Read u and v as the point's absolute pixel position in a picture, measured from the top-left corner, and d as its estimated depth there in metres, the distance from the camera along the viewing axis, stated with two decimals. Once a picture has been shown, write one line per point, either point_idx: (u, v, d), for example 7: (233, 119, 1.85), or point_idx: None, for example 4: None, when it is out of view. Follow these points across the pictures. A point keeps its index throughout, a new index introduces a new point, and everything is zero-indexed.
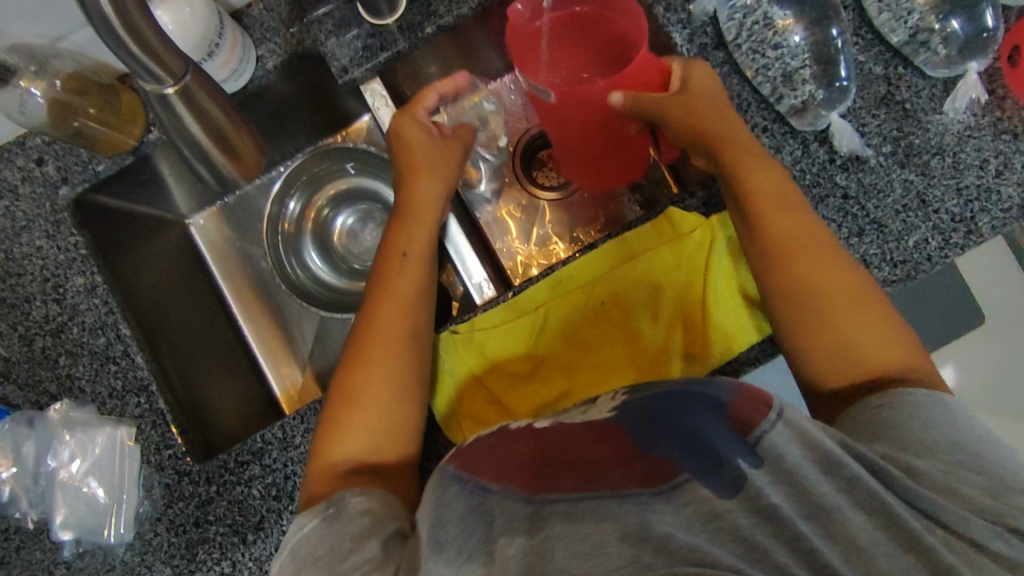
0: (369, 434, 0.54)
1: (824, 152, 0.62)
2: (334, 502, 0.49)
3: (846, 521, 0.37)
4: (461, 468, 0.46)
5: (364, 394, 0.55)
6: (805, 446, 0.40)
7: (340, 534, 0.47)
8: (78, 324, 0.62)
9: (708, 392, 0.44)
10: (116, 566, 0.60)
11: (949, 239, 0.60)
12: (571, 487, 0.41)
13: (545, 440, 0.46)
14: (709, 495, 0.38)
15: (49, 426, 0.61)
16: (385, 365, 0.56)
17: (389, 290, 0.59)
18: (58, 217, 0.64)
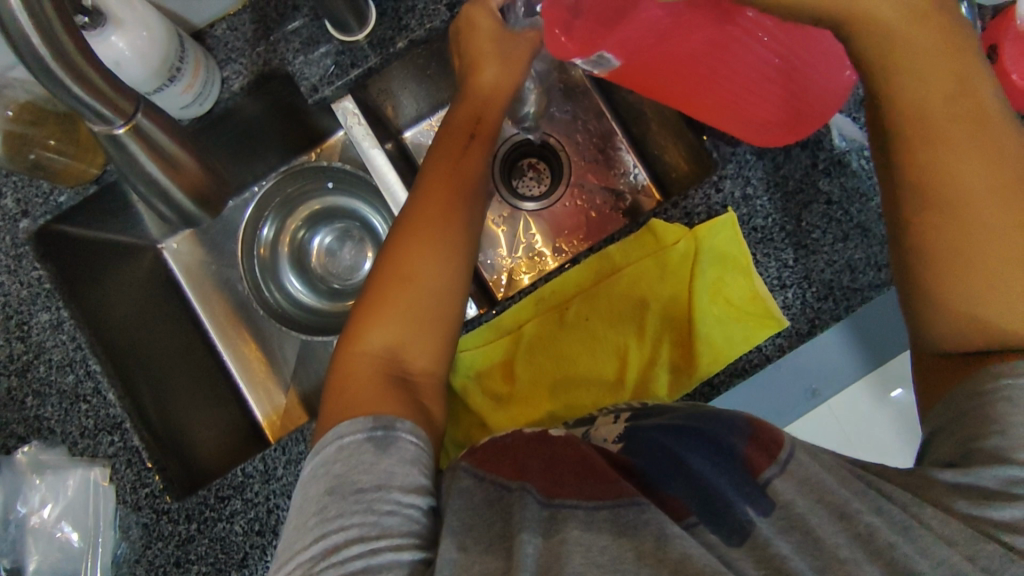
0: (418, 323, 0.51)
1: (806, 156, 0.60)
2: (387, 425, 0.45)
3: (857, 567, 0.36)
4: (476, 464, 0.44)
5: (423, 272, 0.52)
6: (801, 485, 0.39)
7: (384, 469, 0.43)
8: (45, 363, 0.60)
9: (711, 426, 0.43)
10: None
11: None
12: (588, 495, 0.41)
13: (559, 447, 0.45)
14: (715, 542, 0.38)
15: (15, 471, 0.58)
16: (446, 249, 0.53)
17: (445, 177, 0.56)
18: (20, 251, 0.61)
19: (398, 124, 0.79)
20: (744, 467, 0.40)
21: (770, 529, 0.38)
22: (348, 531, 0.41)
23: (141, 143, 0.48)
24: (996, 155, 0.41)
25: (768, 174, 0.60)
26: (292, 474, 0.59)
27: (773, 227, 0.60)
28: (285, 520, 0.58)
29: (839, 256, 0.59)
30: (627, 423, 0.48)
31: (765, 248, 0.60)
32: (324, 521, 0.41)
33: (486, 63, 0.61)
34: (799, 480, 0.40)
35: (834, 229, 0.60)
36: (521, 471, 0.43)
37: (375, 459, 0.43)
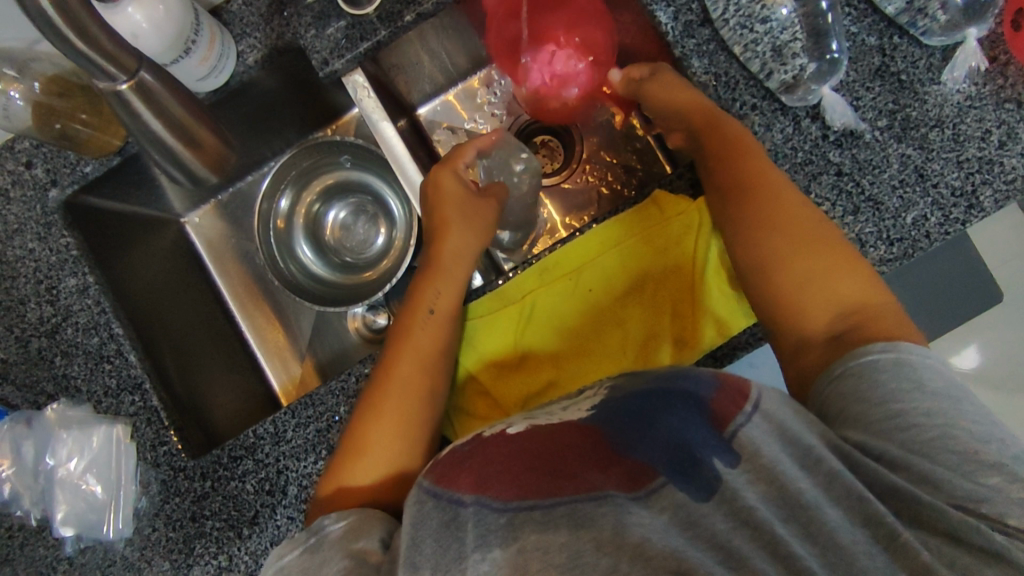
0: (378, 470, 0.53)
1: (816, 128, 0.60)
2: (315, 531, 0.49)
3: (821, 511, 0.37)
4: (434, 482, 0.45)
5: (374, 445, 0.54)
6: (777, 434, 0.40)
7: (318, 559, 0.46)
8: (72, 325, 0.63)
9: (683, 384, 0.43)
10: (116, 561, 0.61)
11: (950, 215, 0.59)
12: (547, 493, 0.41)
13: (521, 444, 0.45)
14: (685, 500, 0.38)
15: (47, 425, 0.62)
16: (399, 411, 0.55)
17: (388, 406, 0.55)
18: (50, 219, 0.64)
19: (411, 101, 0.81)
20: (710, 421, 0.40)
21: (740, 480, 0.38)
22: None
23: (141, 98, 0.51)
24: (805, 221, 0.53)
25: (776, 146, 0.61)
26: (301, 437, 0.61)
27: None
28: (293, 481, 0.60)
29: (848, 230, 0.59)
30: (607, 392, 0.49)
31: None
32: None
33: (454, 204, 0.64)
34: (772, 426, 0.40)
35: (844, 202, 0.59)
36: (480, 482, 0.43)
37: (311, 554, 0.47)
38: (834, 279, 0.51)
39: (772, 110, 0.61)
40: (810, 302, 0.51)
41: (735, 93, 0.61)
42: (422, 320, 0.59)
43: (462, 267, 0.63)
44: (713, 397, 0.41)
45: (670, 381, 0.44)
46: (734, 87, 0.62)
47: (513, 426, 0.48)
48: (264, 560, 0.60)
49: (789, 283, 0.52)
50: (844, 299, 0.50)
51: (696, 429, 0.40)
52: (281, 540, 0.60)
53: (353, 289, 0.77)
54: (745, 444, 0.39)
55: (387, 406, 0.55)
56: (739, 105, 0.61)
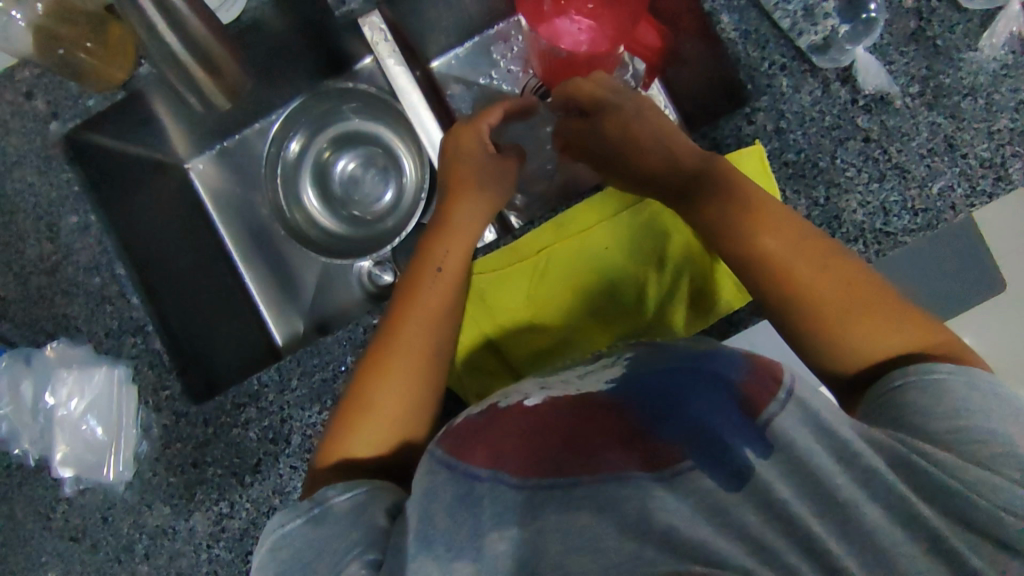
0: (383, 432, 0.53)
1: (846, 93, 0.58)
2: (317, 502, 0.47)
3: (858, 509, 0.38)
4: (447, 454, 0.45)
5: (380, 403, 0.53)
6: (812, 428, 0.40)
7: (326, 536, 0.45)
8: (73, 264, 0.61)
9: (712, 366, 0.44)
10: (116, 504, 0.61)
11: (977, 186, 0.57)
12: (565, 473, 0.42)
13: (537, 418, 0.46)
14: (713, 489, 0.39)
15: (47, 364, 0.61)
16: (406, 371, 0.54)
17: (393, 369, 0.54)
18: (51, 153, 0.62)
19: (425, 52, 0.78)
20: (744, 410, 0.41)
21: (773, 472, 0.39)
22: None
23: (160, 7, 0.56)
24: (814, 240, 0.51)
25: (804, 109, 0.58)
26: (305, 386, 0.60)
27: (805, 162, 0.58)
28: (297, 430, 0.60)
29: (872, 198, 0.58)
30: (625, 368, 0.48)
31: (796, 184, 0.59)
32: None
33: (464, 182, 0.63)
34: (806, 413, 0.40)
35: (871, 168, 0.58)
36: (495, 457, 0.44)
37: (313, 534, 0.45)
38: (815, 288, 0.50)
39: (802, 71, 0.58)
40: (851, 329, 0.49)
41: (764, 52, 0.58)
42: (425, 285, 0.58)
43: (476, 229, 0.61)
44: (744, 379, 0.43)
45: (697, 358, 0.46)
46: (765, 46, 0.58)
47: (530, 397, 0.48)
48: (266, 508, 0.59)
49: (831, 314, 0.49)
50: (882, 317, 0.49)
51: (728, 415, 0.41)
52: (284, 488, 0.59)
53: (361, 242, 0.76)
54: (781, 436, 0.39)
55: (392, 371, 0.54)
56: (767, 64, 0.58)
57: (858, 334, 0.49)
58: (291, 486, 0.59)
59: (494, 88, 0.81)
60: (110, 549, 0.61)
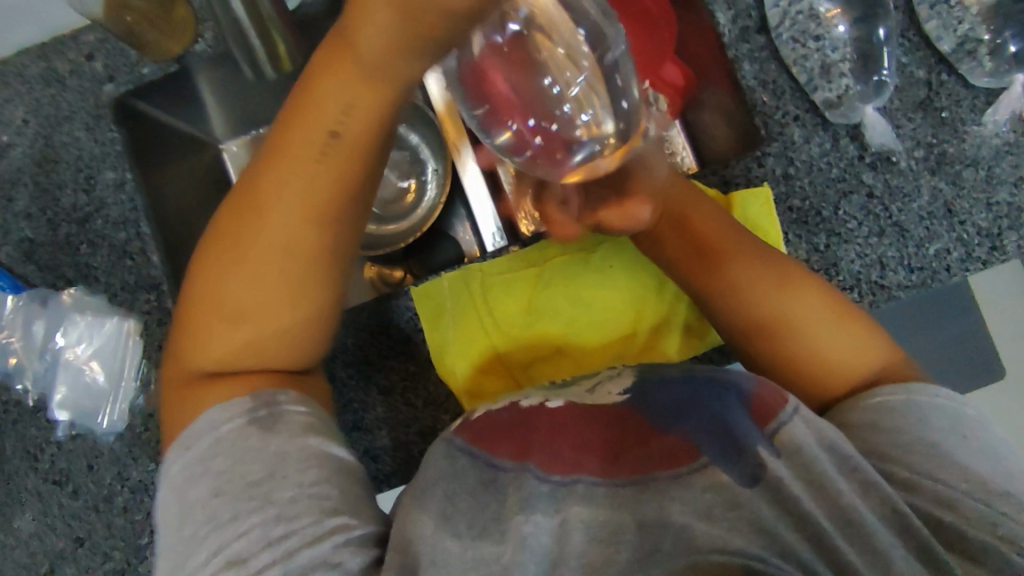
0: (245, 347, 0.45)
1: (854, 149, 0.61)
2: (268, 404, 0.44)
3: (874, 530, 0.37)
4: (469, 441, 0.45)
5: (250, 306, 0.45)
6: (819, 439, 0.41)
7: (276, 445, 0.42)
8: (103, 217, 0.64)
9: (727, 378, 0.46)
10: (104, 454, 0.62)
11: (972, 253, 0.60)
12: (591, 471, 0.41)
13: (562, 420, 0.45)
14: (729, 483, 0.39)
15: (62, 307, 0.63)
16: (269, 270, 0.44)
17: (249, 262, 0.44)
18: (100, 112, 0.66)
19: None
20: (754, 417, 0.42)
21: (784, 472, 0.39)
22: (259, 523, 0.40)
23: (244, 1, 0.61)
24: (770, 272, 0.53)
25: (812, 159, 0.61)
26: None
27: (809, 210, 0.61)
28: None
29: (870, 251, 0.60)
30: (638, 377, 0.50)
31: (798, 229, 0.61)
32: (220, 525, 0.40)
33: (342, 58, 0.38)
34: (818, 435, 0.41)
35: (871, 223, 0.61)
36: (521, 450, 0.43)
37: (264, 443, 0.42)
38: (795, 308, 0.51)
39: (814, 124, 0.62)
40: (810, 327, 0.50)
41: (781, 103, 0.62)
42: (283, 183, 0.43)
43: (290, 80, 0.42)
44: (756, 390, 0.44)
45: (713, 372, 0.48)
46: (780, 97, 0.62)
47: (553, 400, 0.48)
48: None
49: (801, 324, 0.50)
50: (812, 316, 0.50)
51: (740, 418, 0.42)
52: None
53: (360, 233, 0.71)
54: (787, 442, 0.41)
55: (223, 294, 0.45)
56: (782, 114, 0.62)
57: (808, 328, 0.50)
58: None
59: None
60: (90, 498, 0.62)
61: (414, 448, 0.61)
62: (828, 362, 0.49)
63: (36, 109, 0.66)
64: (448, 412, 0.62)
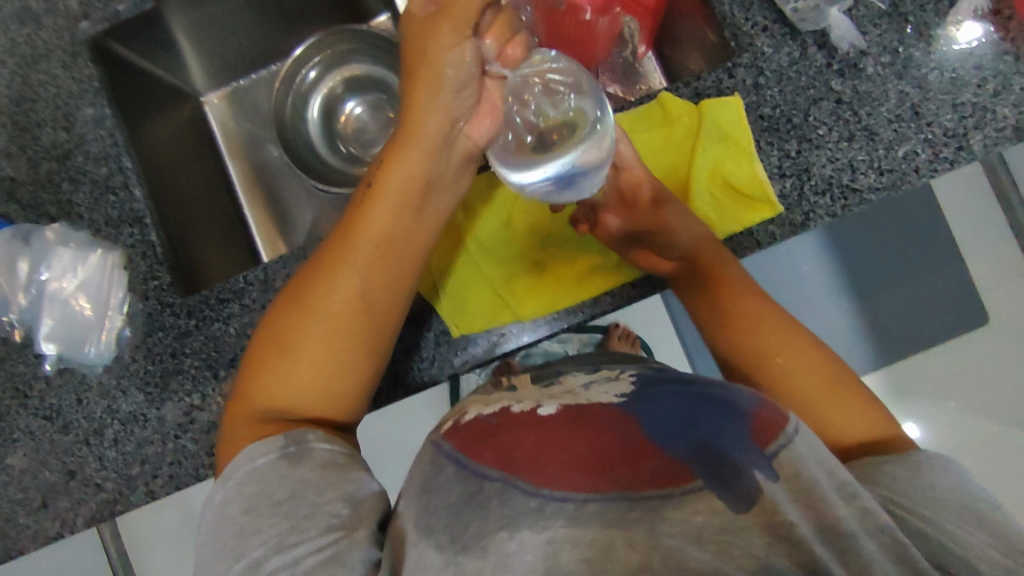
0: (299, 386, 0.53)
1: (821, 56, 0.62)
2: (298, 441, 0.50)
3: (858, 541, 0.39)
4: (457, 449, 0.47)
5: (302, 342, 0.54)
6: (816, 460, 0.43)
7: (300, 476, 0.48)
8: (83, 152, 0.65)
9: (726, 395, 0.48)
10: (93, 387, 0.63)
11: (940, 153, 0.61)
12: (578, 488, 0.40)
13: (551, 427, 0.45)
14: (723, 508, 0.39)
15: (45, 242, 0.65)
16: (326, 308, 0.54)
17: (314, 306, 0.54)
18: (76, 50, 0.66)
19: (439, 13, 0.88)
20: (755, 434, 0.43)
21: (783, 495, 0.40)
22: (275, 534, 0.46)
23: None
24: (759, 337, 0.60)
25: (782, 68, 0.62)
26: None
27: (780, 117, 0.62)
28: None
29: (841, 155, 0.61)
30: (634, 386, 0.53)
31: (770, 136, 0.62)
32: (245, 536, 0.46)
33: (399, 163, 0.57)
34: (813, 454, 0.44)
35: (841, 128, 0.62)
36: (508, 461, 0.44)
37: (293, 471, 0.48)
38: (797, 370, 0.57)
39: (782, 34, 0.63)
40: (814, 386, 0.56)
41: (748, 13, 0.63)
42: (372, 217, 0.56)
43: (420, 149, 0.56)
44: (756, 410, 0.46)
45: (715, 386, 0.50)
46: (749, 8, 0.63)
47: (544, 406, 0.49)
48: None
49: (808, 383, 0.56)
50: (817, 378, 0.57)
51: (742, 436, 0.43)
52: None
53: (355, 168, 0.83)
54: (787, 465, 0.41)
55: (288, 340, 0.54)
56: (750, 25, 0.63)
57: (826, 399, 0.55)
58: None
59: None
60: (80, 432, 0.63)
61: (398, 368, 0.61)
62: (833, 412, 0.55)
63: (12, 49, 0.66)
64: (431, 329, 0.62)
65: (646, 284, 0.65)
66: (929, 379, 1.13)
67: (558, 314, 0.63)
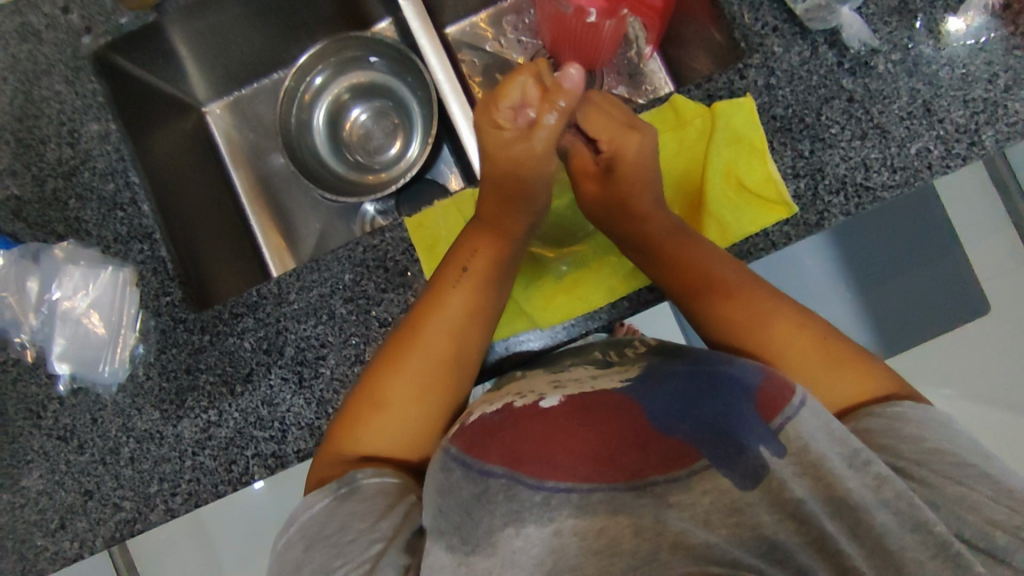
0: (384, 437, 0.55)
1: (832, 55, 0.62)
2: (349, 481, 0.51)
3: (869, 513, 0.41)
4: (464, 449, 0.48)
5: (392, 397, 0.56)
6: (827, 431, 0.43)
7: (346, 513, 0.49)
8: (89, 169, 0.64)
9: (728, 369, 0.48)
10: (107, 406, 0.62)
11: (952, 149, 0.61)
12: (581, 477, 0.45)
13: (556, 420, 0.48)
14: (729, 489, 0.43)
15: (54, 260, 0.63)
16: (417, 369, 0.57)
17: (406, 367, 0.56)
18: (79, 64, 0.65)
19: (441, 16, 0.87)
20: (759, 412, 0.44)
21: (788, 471, 0.42)
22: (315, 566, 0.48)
23: None
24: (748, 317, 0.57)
25: (792, 68, 0.62)
26: (303, 301, 0.62)
27: (793, 117, 0.62)
28: (290, 342, 0.62)
29: (854, 154, 0.61)
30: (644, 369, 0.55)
31: (783, 136, 0.62)
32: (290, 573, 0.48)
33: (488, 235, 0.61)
34: (821, 421, 0.44)
35: (853, 127, 0.62)
36: (513, 458, 0.47)
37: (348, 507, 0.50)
38: (786, 341, 0.56)
39: (791, 33, 0.63)
40: (799, 353, 0.55)
41: (758, 14, 0.63)
42: (454, 287, 0.59)
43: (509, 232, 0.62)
44: (762, 383, 0.46)
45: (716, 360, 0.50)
46: (758, 8, 0.63)
47: (547, 398, 0.50)
48: (252, 418, 0.61)
49: (797, 353, 0.55)
50: (804, 345, 0.55)
51: (743, 414, 0.44)
52: (273, 400, 0.61)
53: (364, 179, 0.84)
54: (793, 438, 0.43)
55: (379, 391, 0.56)
56: (760, 25, 0.63)
57: (816, 367, 0.54)
58: (279, 397, 0.61)
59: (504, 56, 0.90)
60: (95, 451, 0.62)
61: None
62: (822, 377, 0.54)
63: (14, 65, 0.65)
64: None
65: (663, 287, 0.63)
66: (936, 366, 1.13)
67: (576, 320, 0.62)
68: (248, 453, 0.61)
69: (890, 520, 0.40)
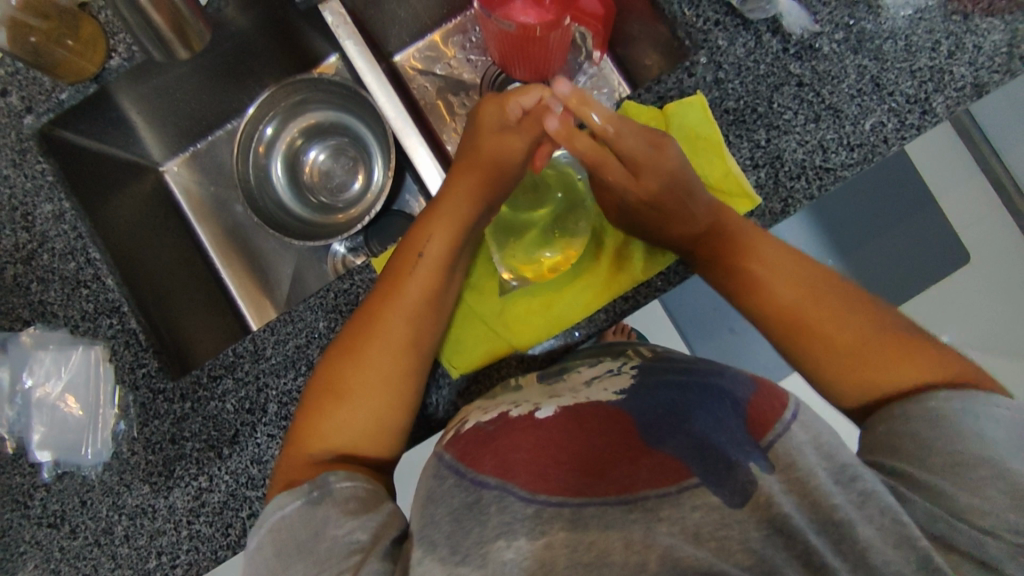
0: (348, 429, 0.55)
1: (776, 43, 0.62)
2: (320, 485, 0.50)
3: (854, 529, 0.39)
4: (457, 458, 0.50)
5: (351, 386, 0.56)
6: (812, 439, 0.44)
7: (324, 514, 0.48)
8: (48, 250, 0.63)
9: (720, 382, 0.52)
10: (94, 486, 0.61)
11: (906, 121, 0.61)
12: (573, 491, 0.45)
13: (546, 435, 0.49)
14: (718, 504, 0.41)
15: (23, 348, 0.62)
16: (376, 359, 0.56)
17: (365, 357, 0.56)
18: (24, 145, 0.65)
19: (388, 47, 0.87)
20: (751, 429, 0.45)
21: (775, 489, 0.41)
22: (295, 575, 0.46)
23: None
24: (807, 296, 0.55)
25: (739, 60, 0.62)
26: (280, 354, 0.61)
27: (744, 109, 0.62)
28: (273, 399, 0.61)
29: (810, 137, 0.61)
30: (634, 376, 0.56)
31: (738, 129, 0.62)
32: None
33: (439, 222, 0.62)
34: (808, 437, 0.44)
35: (806, 111, 0.62)
36: (505, 468, 0.47)
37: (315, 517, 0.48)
38: (840, 321, 0.53)
39: (734, 25, 0.63)
40: (855, 334, 0.53)
41: (699, 10, 0.63)
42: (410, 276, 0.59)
43: (454, 218, 0.62)
44: (751, 398, 0.49)
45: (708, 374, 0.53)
46: (697, 4, 0.63)
47: (541, 409, 0.52)
48: (244, 479, 0.60)
49: (854, 334, 0.53)
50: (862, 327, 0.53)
51: None
52: (262, 458, 0.60)
53: (331, 219, 0.83)
54: (782, 456, 0.43)
55: (340, 381, 0.56)
56: (702, 22, 0.63)
57: (869, 354, 0.52)
58: (268, 455, 0.60)
59: (457, 77, 0.90)
60: (88, 534, 0.61)
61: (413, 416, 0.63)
62: (873, 359, 0.52)
63: None
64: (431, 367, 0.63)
65: (639, 295, 0.62)
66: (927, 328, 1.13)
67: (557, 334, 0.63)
68: (243, 514, 0.60)
69: (874, 536, 0.39)
